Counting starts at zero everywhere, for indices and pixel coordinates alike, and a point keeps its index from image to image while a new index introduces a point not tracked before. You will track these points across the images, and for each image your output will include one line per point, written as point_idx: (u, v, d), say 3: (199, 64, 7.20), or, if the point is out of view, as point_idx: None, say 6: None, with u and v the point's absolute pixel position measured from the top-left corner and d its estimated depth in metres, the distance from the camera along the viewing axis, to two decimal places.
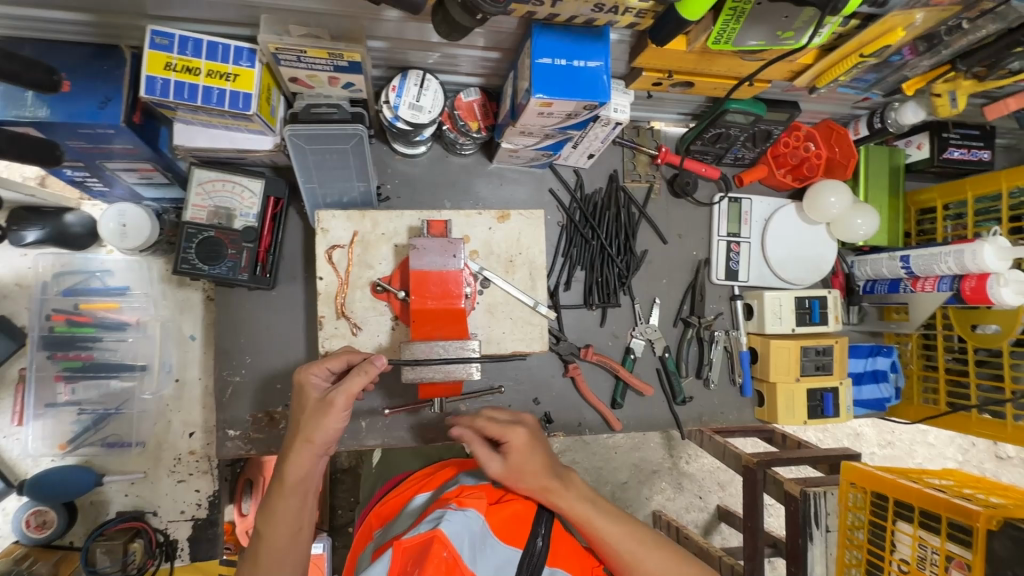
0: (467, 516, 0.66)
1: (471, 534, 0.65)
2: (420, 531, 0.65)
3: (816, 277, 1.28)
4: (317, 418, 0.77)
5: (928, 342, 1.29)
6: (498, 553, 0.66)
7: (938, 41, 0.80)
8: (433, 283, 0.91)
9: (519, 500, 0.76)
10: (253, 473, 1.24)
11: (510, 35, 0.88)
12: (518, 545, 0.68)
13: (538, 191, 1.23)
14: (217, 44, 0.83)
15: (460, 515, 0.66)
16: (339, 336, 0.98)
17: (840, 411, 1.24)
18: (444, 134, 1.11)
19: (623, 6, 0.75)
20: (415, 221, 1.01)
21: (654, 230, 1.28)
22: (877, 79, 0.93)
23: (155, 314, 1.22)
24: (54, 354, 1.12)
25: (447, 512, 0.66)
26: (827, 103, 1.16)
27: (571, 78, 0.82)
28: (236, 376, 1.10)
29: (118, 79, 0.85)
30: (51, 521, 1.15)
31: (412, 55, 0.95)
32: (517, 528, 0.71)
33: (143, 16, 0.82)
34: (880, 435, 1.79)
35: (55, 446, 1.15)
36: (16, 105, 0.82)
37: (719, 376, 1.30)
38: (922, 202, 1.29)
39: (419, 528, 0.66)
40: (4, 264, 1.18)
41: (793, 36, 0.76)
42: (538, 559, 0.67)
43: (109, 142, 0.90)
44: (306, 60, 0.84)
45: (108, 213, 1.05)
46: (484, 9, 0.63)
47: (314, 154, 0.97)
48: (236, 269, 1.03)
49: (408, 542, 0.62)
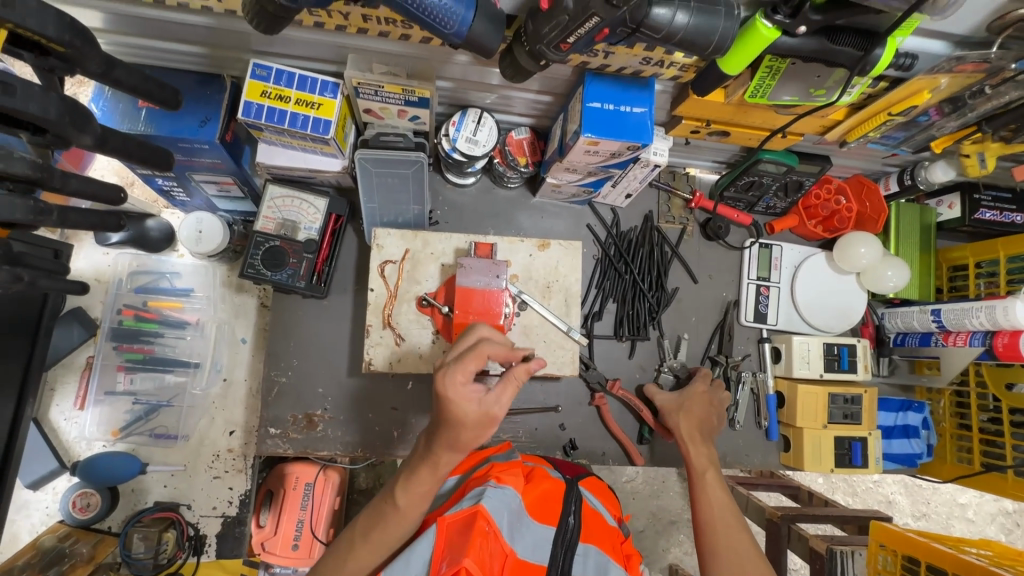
0: (504, 494, 0.77)
1: (510, 510, 0.76)
2: (463, 507, 0.75)
3: (845, 325, 1.30)
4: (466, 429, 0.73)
5: (961, 400, 1.28)
6: (533, 532, 0.78)
7: (963, 104, 0.86)
8: (477, 300, 0.98)
9: (547, 482, 0.88)
10: (274, 485, 1.28)
11: (563, 82, 0.97)
12: (551, 523, 0.80)
13: (576, 225, 1.30)
14: (307, 77, 0.95)
15: (498, 493, 0.77)
16: (383, 344, 1.05)
17: (868, 463, 1.23)
18: (494, 167, 1.20)
19: (668, 61, 0.83)
20: (462, 243, 1.09)
21: (686, 269, 1.33)
22: (906, 137, 1.00)
23: (213, 316, 1.31)
24: (120, 346, 1.25)
25: (487, 491, 0.77)
26: (858, 160, 1.22)
27: (617, 122, 0.90)
28: (283, 377, 1.17)
29: (217, 103, 0.97)
30: (95, 504, 1.21)
31: (472, 95, 1.06)
32: (549, 507, 0.83)
33: (247, 51, 0.95)
34: (914, 504, 1.72)
35: (109, 432, 1.25)
36: (131, 120, 0.94)
37: (745, 418, 1.30)
38: (954, 259, 1.31)
39: (459, 505, 0.77)
40: (87, 260, 1.30)
41: (825, 93, 0.83)
42: (572, 535, 0.79)
43: (200, 156, 1.01)
44: (382, 94, 0.95)
45: (188, 220, 1.17)
46: (548, 56, 0.72)
47: (378, 177, 1.07)
48: (295, 276, 1.12)
49: (451, 517, 0.72)
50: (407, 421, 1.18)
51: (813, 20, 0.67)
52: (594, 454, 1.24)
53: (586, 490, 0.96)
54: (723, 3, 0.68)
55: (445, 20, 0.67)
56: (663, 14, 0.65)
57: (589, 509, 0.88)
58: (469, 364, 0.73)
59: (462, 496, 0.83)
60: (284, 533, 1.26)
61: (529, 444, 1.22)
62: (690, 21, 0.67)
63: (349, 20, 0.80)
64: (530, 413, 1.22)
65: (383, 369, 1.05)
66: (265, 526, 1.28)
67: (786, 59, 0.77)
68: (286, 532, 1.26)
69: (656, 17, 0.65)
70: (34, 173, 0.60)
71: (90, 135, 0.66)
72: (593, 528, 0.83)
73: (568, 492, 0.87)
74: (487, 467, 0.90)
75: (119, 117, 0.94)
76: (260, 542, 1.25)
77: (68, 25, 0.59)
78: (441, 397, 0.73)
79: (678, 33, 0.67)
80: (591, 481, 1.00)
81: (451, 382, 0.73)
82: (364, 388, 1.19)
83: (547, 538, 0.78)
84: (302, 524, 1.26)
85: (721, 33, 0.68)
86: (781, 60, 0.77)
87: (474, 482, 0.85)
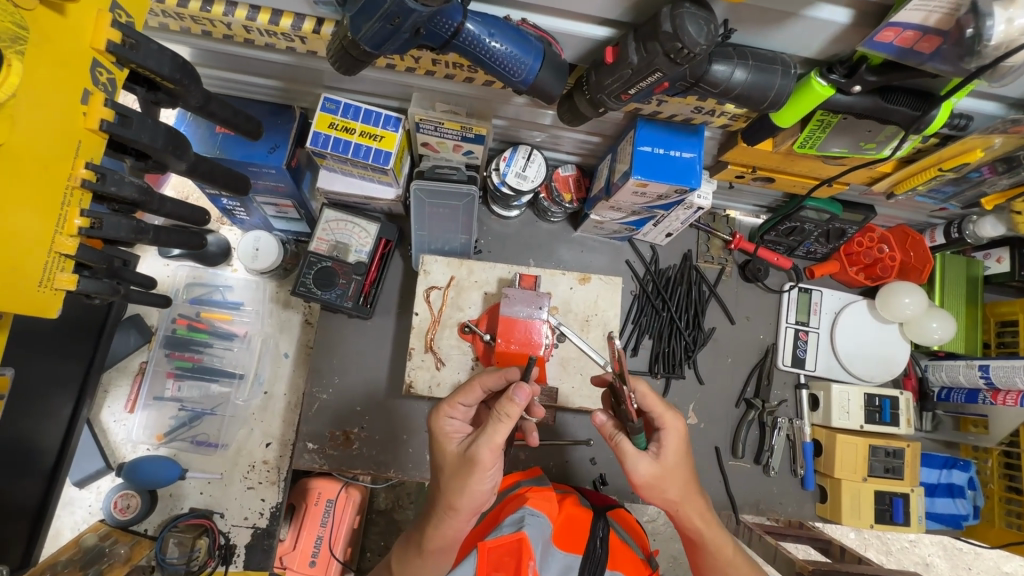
0: (541, 522, 0.81)
1: (544, 539, 0.80)
2: (504, 533, 0.78)
3: (887, 376, 1.28)
4: (459, 481, 0.75)
5: (1011, 461, 1.23)
6: (558, 561, 0.81)
7: (1016, 164, 0.87)
8: (519, 330, 1.01)
9: (575, 514, 0.90)
10: (296, 499, 1.34)
11: (613, 125, 1.01)
12: (578, 552, 0.82)
13: (615, 261, 1.32)
14: (372, 112, 1.00)
15: (536, 520, 0.81)
16: (424, 367, 1.07)
17: (910, 521, 1.19)
18: (539, 201, 1.25)
19: (719, 111, 0.85)
20: (506, 274, 1.12)
21: (723, 310, 1.33)
22: (956, 191, 1.01)
23: (260, 329, 1.37)
24: (171, 353, 1.31)
25: (526, 517, 0.80)
26: (902, 210, 1.23)
27: (666, 166, 0.93)
28: (324, 394, 1.21)
29: (287, 132, 1.03)
30: (135, 506, 1.25)
31: (524, 133, 1.11)
32: (575, 537, 0.85)
33: (320, 86, 1.02)
34: (954, 569, 1.61)
35: (154, 436, 1.30)
36: (207, 144, 1.01)
37: (780, 464, 1.28)
38: (1002, 314, 1.29)
39: (502, 530, 0.80)
40: (148, 270, 1.37)
41: (875, 147, 0.85)
42: (599, 562, 0.80)
43: (264, 179, 1.07)
44: (441, 129, 1.01)
45: (247, 237, 1.23)
46: (608, 104, 0.75)
47: (430, 207, 1.12)
48: (343, 296, 1.16)
49: (492, 543, 0.75)
50: None
51: (869, 81, 0.70)
52: (624, 491, 1.22)
53: (614, 519, 0.96)
54: (781, 62, 0.71)
55: (515, 68, 0.72)
56: (722, 70, 0.69)
57: (617, 539, 0.88)
58: (462, 399, 0.84)
59: (498, 522, 0.87)
60: (302, 550, 1.28)
61: (559, 477, 1.22)
62: (748, 77, 0.70)
63: (420, 63, 0.85)
64: (561, 446, 1.22)
65: (423, 392, 1.07)
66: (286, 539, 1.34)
67: (837, 114, 0.79)
68: (304, 549, 1.28)
69: (715, 73, 0.69)
70: (139, 197, 0.67)
71: (185, 162, 0.73)
72: (619, 557, 0.84)
73: (595, 521, 0.87)
74: (519, 491, 0.93)
75: (199, 141, 1.01)
76: (280, 556, 1.30)
77: (180, 65, 0.66)
78: (437, 436, 0.83)
79: (736, 88, 0.70)
80: (620, 511, 1.00)
81: (441, 420, 0.83)
82: (400, 408, 1.21)
83: (573, 568, 0.80)
84: (320, 541, 1.28)
85: (778, 88, 0.71)
86: (832, 115, 0.79)
87: (509, 508, 0.90)
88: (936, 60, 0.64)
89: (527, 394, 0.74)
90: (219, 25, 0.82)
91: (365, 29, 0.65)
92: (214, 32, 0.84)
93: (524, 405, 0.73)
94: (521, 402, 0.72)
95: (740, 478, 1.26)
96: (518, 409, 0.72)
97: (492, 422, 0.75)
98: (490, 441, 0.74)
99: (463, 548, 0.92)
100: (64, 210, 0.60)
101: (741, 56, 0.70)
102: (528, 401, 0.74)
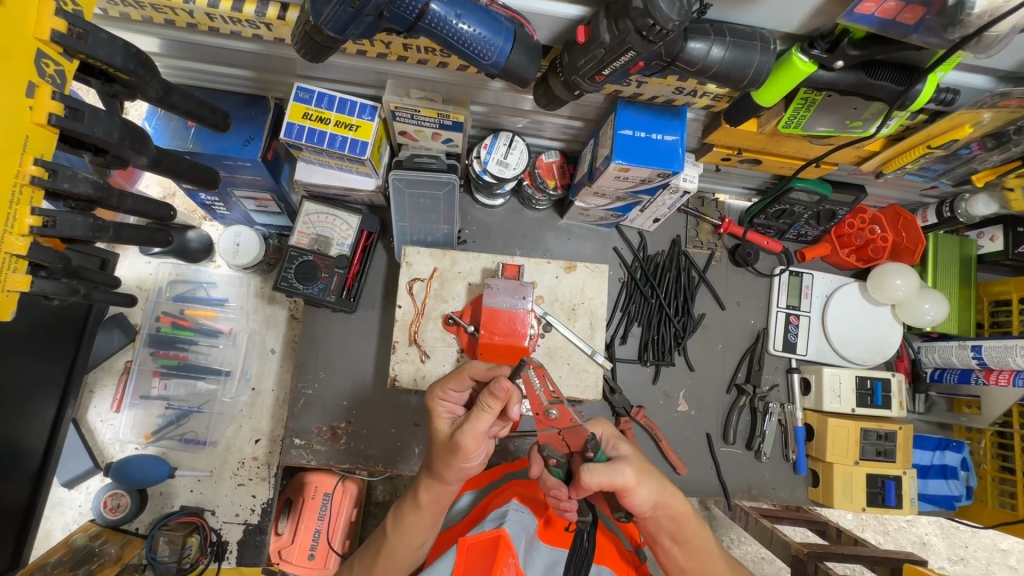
0: (525, 518, 0.80)
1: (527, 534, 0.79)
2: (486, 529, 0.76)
3: (879, 358, 1.26)
4: (445, 459, 0.78)
5: (1004, 442, 1.23)
6: (542, 557, 0.80)
7: (1007, 138, 0.85)
8: (502, 321, 0.99)
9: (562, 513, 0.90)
10: (292, 494, 1.32)
11: (594, 109, 0.98)
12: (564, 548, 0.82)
13: (603, 249, 1.31)
14: (347, 100, 0.98)
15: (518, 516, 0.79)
16: (408, 360, 1.06)
17: (903, 504, 1.18)
18: (523, 189, 1.22)
19: (700, 91, 0.83)
20: (490, 264, 1.10)
21: (712, 295, 1.31)
22: (947, 169, 0.99)
23: (245, 325, 1.35)
24: (156, 351, 1.29)
25: (508, 515, 0.78)
26: (893, 189, 1.20)
27: (649, 150, 0.91)
28: (309, 389, 1.20)
29: (261, 123, 1.00)
30: (124, 505, 1.25)
31: (504, 120, 1.09)
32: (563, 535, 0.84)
33: (292, 75, 0.99)
34: (951, 548, 1.60)
35: (141, 435, 1.29)
36: (179, 138, 0.99)
37: (772, 449, 1.27)
38: (996, 293, 1.27)
39: (483, 525, 0.79)
40: (129, 268, 1.35)
41: (861, 125, 0.82)
42: (584, 558, 0.78)
43: (241, 173, 1.04)
44: (418, 117, 0.98)
45: (227, 232, 1.21)
46: (583, 86, 0.72)
47: (410, 197, 1.10)
48: (326, 291, 1.15)
49: (473, 539, 0.72)
50: (427, 437, 1.18)
51: (852, 55, 0.67)
52: None
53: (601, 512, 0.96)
54: (759, 38, 0.68)
55: (484, 50, 0.69)
56: (698, 48, 0.67)
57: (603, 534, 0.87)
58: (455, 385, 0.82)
59: (483, 517, 0.85)
60: (300, 544, 1.28)
61: None
62: (726, 55, 0.68)
63: (391, 48, 0.83)
64: None
65: (408, 386, 1.05)
66: (282, 534, 1.31)
67: (821, 91, 0.76)
68: (302, 542, 1.28)
69: (692, 51, 0.67)
70: (95, 192, 0.65)
71: (147, 156, 0.71)
72: (606, 552, 0.83)
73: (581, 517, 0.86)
74: (501, 487, 0.93)
75: (170, 135, 0.99)
76: (276, 550, 1.28)
77: (134, 55, 0.64)
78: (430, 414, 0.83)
79: (713, 66, 0.68)
80: None
81: (435, 401, 0.83)
82: (388, 401, 1.20)
83: (559, 563, 0.79)
84: (318, 534, 1.28)
85: (757, 66, 0.69)
86: (816, 93, 0.77)
87: (494, 502, 0.88)
88: (920, 31, 0.62)
89: (507, 388, 0.72)
90: (181, 14, 0.79)
91: (327, 13, 0.62)
92: (177, 21, 0.81)
93: (505, 399, 0.72)
94: (501, 396, 0.72)
95: (732, 465, 1.26)
96: (499, 403, 0.71)
97: (476, 412, 0.74)
98: (473, 430, 0.74)
99: (441, 542, 0.91)
100: (14, 210, 0.59)
101: (718, 32, 0.68)
102: (512, 395, 0.73)
